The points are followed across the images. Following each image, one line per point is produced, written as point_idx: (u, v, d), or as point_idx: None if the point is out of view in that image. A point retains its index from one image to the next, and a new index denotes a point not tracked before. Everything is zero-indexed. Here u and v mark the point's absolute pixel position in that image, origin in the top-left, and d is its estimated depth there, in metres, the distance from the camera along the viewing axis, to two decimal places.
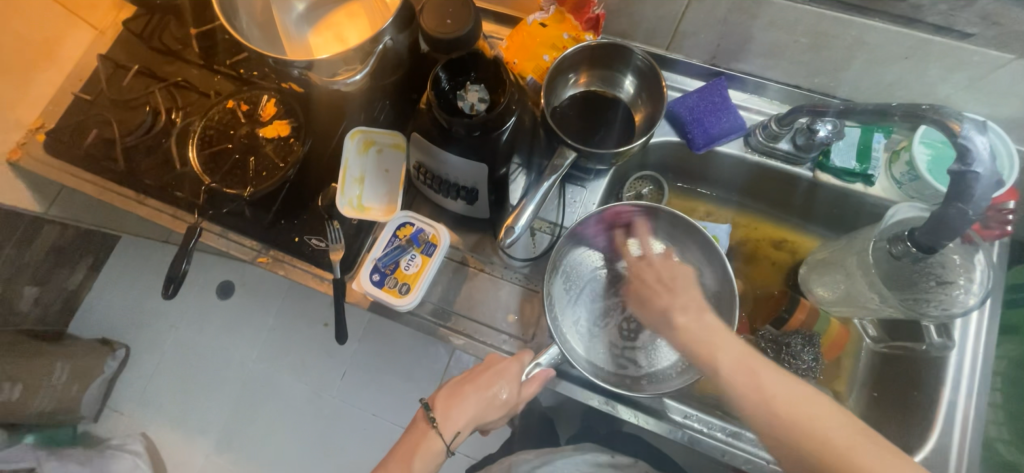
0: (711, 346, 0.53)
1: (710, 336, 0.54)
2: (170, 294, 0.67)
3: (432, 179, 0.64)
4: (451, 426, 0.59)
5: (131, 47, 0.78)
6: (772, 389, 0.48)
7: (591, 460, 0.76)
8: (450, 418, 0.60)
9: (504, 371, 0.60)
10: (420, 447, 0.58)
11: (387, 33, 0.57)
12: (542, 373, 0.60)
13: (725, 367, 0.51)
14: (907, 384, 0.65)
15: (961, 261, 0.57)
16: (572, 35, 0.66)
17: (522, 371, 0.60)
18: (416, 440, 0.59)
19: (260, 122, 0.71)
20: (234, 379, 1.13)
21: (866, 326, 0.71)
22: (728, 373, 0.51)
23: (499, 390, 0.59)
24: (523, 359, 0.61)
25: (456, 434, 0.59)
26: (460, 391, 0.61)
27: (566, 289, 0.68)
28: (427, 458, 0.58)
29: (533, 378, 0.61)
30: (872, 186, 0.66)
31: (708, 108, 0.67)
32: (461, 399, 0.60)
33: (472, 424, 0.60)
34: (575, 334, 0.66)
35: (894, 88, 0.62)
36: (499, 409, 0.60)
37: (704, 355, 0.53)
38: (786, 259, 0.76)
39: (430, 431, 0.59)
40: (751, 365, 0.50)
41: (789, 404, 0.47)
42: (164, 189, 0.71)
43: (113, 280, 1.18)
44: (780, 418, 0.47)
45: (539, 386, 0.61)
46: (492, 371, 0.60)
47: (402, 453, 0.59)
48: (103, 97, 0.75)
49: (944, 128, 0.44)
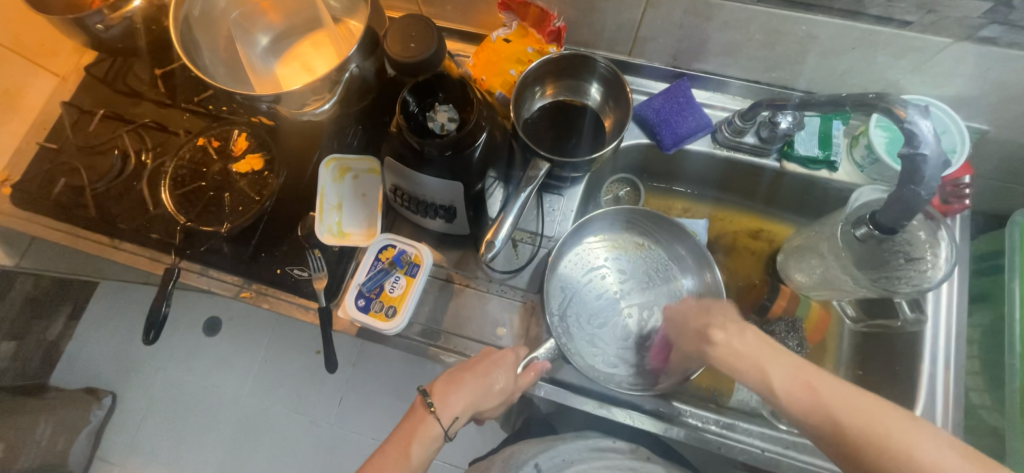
0: (771, 372, 0.51)
1: (761, 359, 0.52)
2: (151, 339, 0.66)
3: (409, 200, 0.64)
4: (448, 411, 0.59)
5: (95, 91, 0.78)
6: (855, 403, 0.46)
7: (592, 445, 0.75)
8: (449, 402, 0.59)
9: (501, 361, 0.61)
10: (417, 433, 0.58)
11: (353, 61, 0.58)
12: (541, 365, 0.61)
13: (780, 384, 0.50)
14: (889, 358, 0.67)
15: (927, 237, 0.59)
16: (535, 48, 0.68)
17: (517, 361, 0.61)
18: (413, 426, 0.58)
19: (232, 158, 0.71)
20: (227, 416, 1.10)
21: (845, 307, 0.73)
22: (782, 387, 0.49)
23: (497, 378, 0.59)
24: (519, 351, 0.62)
25: (454, 419, 0.59)
26: (458, 377, 0.60)
27: (564, 290, 0.70)
28: (426, 443, 0.57)
29: (530, 368, 0.62)
30: (837, 172, 0.68)
31: (674, 108, 0.69)
32: (459, 386, 0.59)
33: (469, 409, 0.60)
34: (571, 332, 0.68)
35: (847, 76, 0.64)
36: (496, 398, 0.60)
37: (751, 372, 0.52)
38: (764, 248, 0.78)
39: (428, 415, 0.59)
40: (809, 379, 0.49)
41: (849, 410, 0.46)
42: (138, 232, 0.70)
43: (94, 326, 1.15)
44: (846, 434, 0.45)
45: (536, 378, 0.62)
46: (489, 361, 0.61)
47: (398, 440, 0.58)
48: (70, 144, 0.74)
49: (891, 115, 0.47)
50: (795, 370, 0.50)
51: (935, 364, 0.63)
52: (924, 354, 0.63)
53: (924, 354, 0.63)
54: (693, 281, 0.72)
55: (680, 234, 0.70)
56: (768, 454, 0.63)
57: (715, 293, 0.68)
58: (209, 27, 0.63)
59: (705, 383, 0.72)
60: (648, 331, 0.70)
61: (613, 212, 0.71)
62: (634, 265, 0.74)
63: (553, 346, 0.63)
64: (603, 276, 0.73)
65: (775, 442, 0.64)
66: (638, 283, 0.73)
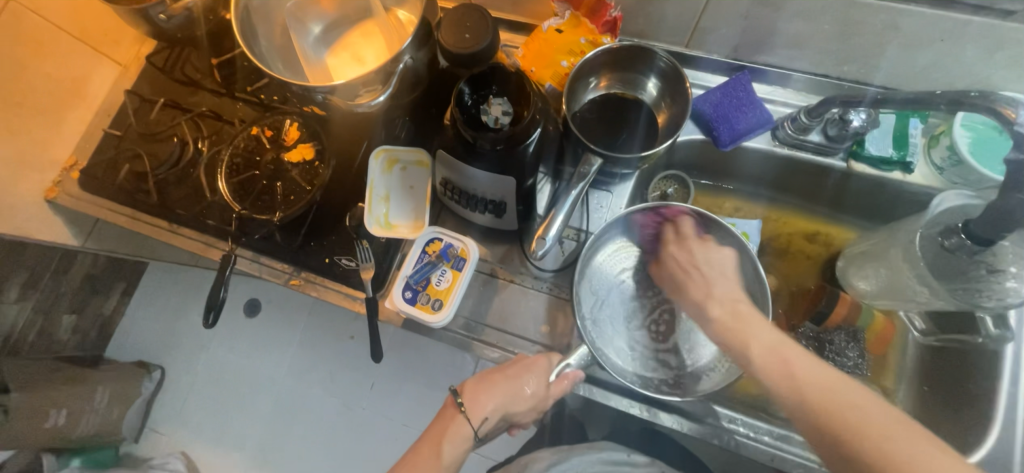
0: (744, 341, 0.55)
1: (735, 320, 0.58)
2: (210, 322, 0.69)
3: (459, 194, 0.64)
4: (478, 411, 0.61)
5: (155, 80, 0.80)
6: (799, 369, 0.50)
7: (606, 458, 0.73)
8: (479, 402, 0.61)
9: (533, 365, 0.61)
10: (447, 431, 0.61)
11: (407, 52, 0.57)
12: (574, 374, 0.60)
13: (758, 353, 0.53)
14: (961, 376, 0.63)
15: (1014, 246, 0.54)
16: (589, 39, 0.65)
17: (551, 369, 0.61)
18: (444, 425, 0.62)
19: (284, 148, 0.72)
20: (266, 395, 1.15)
21: (913, 319, 0.69)
22: (757, 354, 0.53)
23: (526, 384, 0.60)
24: (552, 358, 0.62)
25: (484, 419, 0.61)
26: (489, 378, 0.62)
27: (595, 292, 0.67)
28: (456, 442, 0.60)
29: (562, 378, 0.61)
30: (911, 174, 0.64)
31: (734, 103, 0.66)
32: (489, 387, 0.61)
33: (499, 410, 0.61)
34: (605, 338, 0.64)
35: (930, 71, 0.60)
36: (525, 403, 0.60)
37: (736, 342, 0.56)
38: (821, 252, 0.75)
39: (458, 415, 0.62)
40: (784, 353, 0.52)
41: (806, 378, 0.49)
42: (195, 218, 0.73)
43: (144, 303, 1.21)
44: (802, 396, 0.48)
45: (568, 387, 0.61)
46: (521, 364, 0.61)
47: (430, 438, 0.61)
48: (132, 132, 0.77)
49: (997, 115, 0.43)
50: (754, 339, 0.55)
51: (1016, 385, 0.59)
52: (1002, 373, 0.59)
53: (1003, 373, 0.59)
54: None
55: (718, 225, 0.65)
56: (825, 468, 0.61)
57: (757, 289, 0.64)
58: (267, 17, 0.64)
59: (753, 389, 0.70)
60: (683, 331, 0.66)
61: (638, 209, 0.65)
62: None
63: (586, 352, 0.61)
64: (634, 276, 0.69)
65: None
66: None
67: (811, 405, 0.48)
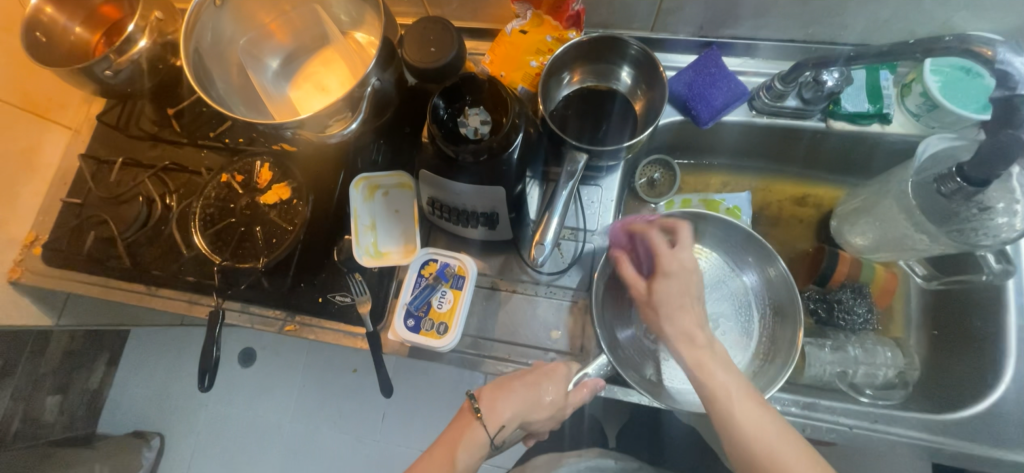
0: (701, 374, 0.48)
1: (690, 345, 0.49)
2: (206, 386, 0.64)
3: (447, 211, 0.62)
4: (495, 418, 0.58)
5: (110, 140, 0.76)
6: (740, 409, 0.46)
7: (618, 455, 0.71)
8: (496, 409, 0.58)
9: (552, 372, 0.59)
10: (463, 438, 0.57)
11: (373, 74, 0.55)
12: (593, 382, 0.59)
13: (711, 385, 0.47)
14: (967, 316, 0.64)
15: (1004, 183, 0.55)
16: (554, 36, 0.64)
17: (568, 377, 0.59)
18: (459, 431, 0.58)
19: (258, 190, 0.69)
20: (274, 443, 1.10)
21: (913, 266, 0.69)
22: (704, 387, 0.48)
23: (545, 392, 0.58)
24: (570, 366, 0.60)
25: (501, 427, 0.58)
26: (507, 383, 0.60)
27: (616, 300, 0.67)
28: (471, 450, 0.57)
29: (582, 385, 0.59)
30: (890, 124, 0.64)
31: (707, 80, 0.65)
32: (508, 392, 0.59)
33: (517, 418, 0.59)
34: (629, 348, 0.64)
35: (891, 22, 0.60)
36: (544, 411, 0.58)
37: (693, 370, 0.49)
38: (813, 214, 0.75)
39: (474, 421, 0.58)
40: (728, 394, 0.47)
41: (745, 413, 0.46)
42: (174, 277, 0.69)
43: (132, 370, 1.15)
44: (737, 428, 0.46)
45: (588, 394, 0.59)
46: (541, 371, 0.59)
47: (444, 444, 0.57)
48: (93, 196, 0.73)
49: (974, 56, 0.44)
50: (711, 382, 0.47)
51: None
52: (1008, 306, 0.60)
53: (1009, 306, 0.60)
54: (754, 276, 0.68)
55: (727, 223, 0.65)
56: (857, 430, 0.58)
57: (783, 289, 0.64)
58: (220, 56, 0.61)
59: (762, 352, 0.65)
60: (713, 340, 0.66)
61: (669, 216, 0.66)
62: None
63: (606, 360, 0.60)
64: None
65: (862, 417, 0.59)
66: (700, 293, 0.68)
67: (743, 438, 0.46)
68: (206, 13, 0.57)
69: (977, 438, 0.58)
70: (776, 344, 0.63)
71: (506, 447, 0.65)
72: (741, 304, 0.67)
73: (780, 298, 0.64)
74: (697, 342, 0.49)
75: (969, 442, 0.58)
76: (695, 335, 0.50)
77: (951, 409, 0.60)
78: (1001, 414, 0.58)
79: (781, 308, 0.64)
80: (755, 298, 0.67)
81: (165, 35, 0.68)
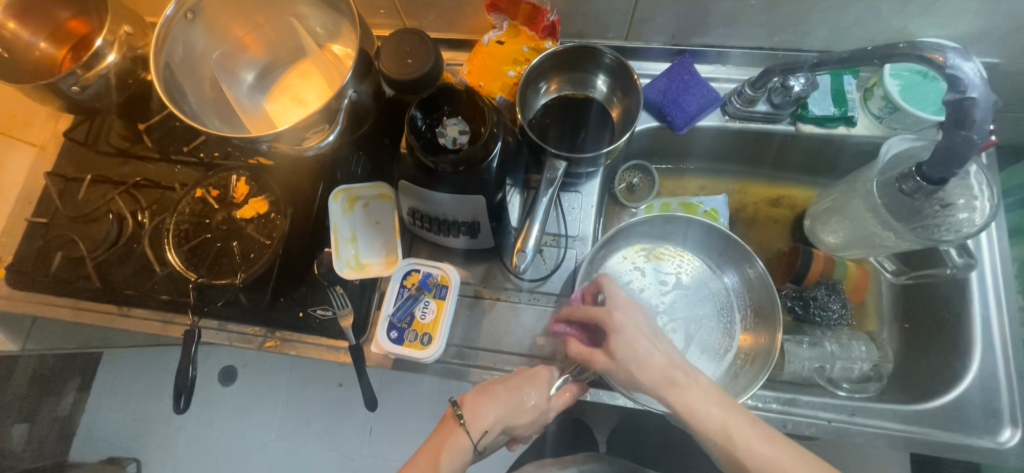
0: (688, 412, 0.50)
1: (668, 387, 0.52)
2: (181, 407, 0.62)
3: (429, 222, 0.62)
4: (478, 424, 0.57)
5: (77, 156, 0.74)
6: (736, 433, 0.48)
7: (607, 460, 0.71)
8: (480, 415, 0.57)
9: (536, 376, 0.59)
10: (446, 444, 0.56)
11: (350, 86, 0.54)
12: (575, 386, 0.60)
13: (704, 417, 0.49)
14: (935, 309, 0.66)
15: (960, 181, 0.58)
16: (531, 46, 0.65)
17: (552, 381, 0.59)
18: (443, 438, 0.57)
19: (234, 205, 0.68)
20: (257, 464, 1.07)
21: (883, 262, 0.72)
22: (700, 421, 0.50)
23: (529, 396, 0.58)
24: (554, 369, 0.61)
25: (485, 433, 0.57)
26: (491, 388, 0.59)
27: None
28: (455, 456, 0.55)
29: (565, 390, 0.60)
30: (855, 126, 0.67)
31: (680, 87, 0.67)
32: (492, 396, 0.58)
33: (501, 422, 0.58)
34: None
35: (853, 30, 0.63)
36: (528, 416, 0.58)
37: (684, 411, 0.50)
38: (787, 215, 0.78)
39: (457, 428, 0.57)
40: (725, 425, 0.49)
41: (740, 432, 0.48)
42: (147, 296, 0.67)
43: (106, 394, 1.11)
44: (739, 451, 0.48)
45: (572, 397, 0.61)
46: (524, 375, 0.60)
47: (428, 451, 0.56)
48: (60, 215, 0.71)
49: (927, 62, 0.46)
50: (701, 414, 0.50)
51: (985, 306, 0.63)
52: (972, 297, 0.63)
53: (972, 297, 0.63)
54: (733, 276, 0.69)
55: (707, 226, 0.66)
56: (836, 424, 0.60)
57: (761, 289, 0.65)
58: (193, 71, 0.60)
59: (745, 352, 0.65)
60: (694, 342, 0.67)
61: (647, 219, 0.67)
62: (676, 273, 0.70)
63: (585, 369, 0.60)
64: (637, 289, 0.69)
65: (840, 410, 0.60)
66: (683, 296, 0.69)
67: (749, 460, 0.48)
68: (176, 27, 0.56)
69: (949, 426, 0.59)
70: (757, 347, 0.64)
71: (490, 453, 0.63)
72: (723, 306, 0.69)
73: (759, 297, 0.65)
74: (678, 382, 0.52)
75: (941, 431, 0.59)
76: (675, 374, 0.52)
77: (925, 400, 0.62)
78: (971, 401, 0.60)
79: (761, 309, 0.65)
80: (735, 297, 0.69)
81: (134, 49, 0.67)
